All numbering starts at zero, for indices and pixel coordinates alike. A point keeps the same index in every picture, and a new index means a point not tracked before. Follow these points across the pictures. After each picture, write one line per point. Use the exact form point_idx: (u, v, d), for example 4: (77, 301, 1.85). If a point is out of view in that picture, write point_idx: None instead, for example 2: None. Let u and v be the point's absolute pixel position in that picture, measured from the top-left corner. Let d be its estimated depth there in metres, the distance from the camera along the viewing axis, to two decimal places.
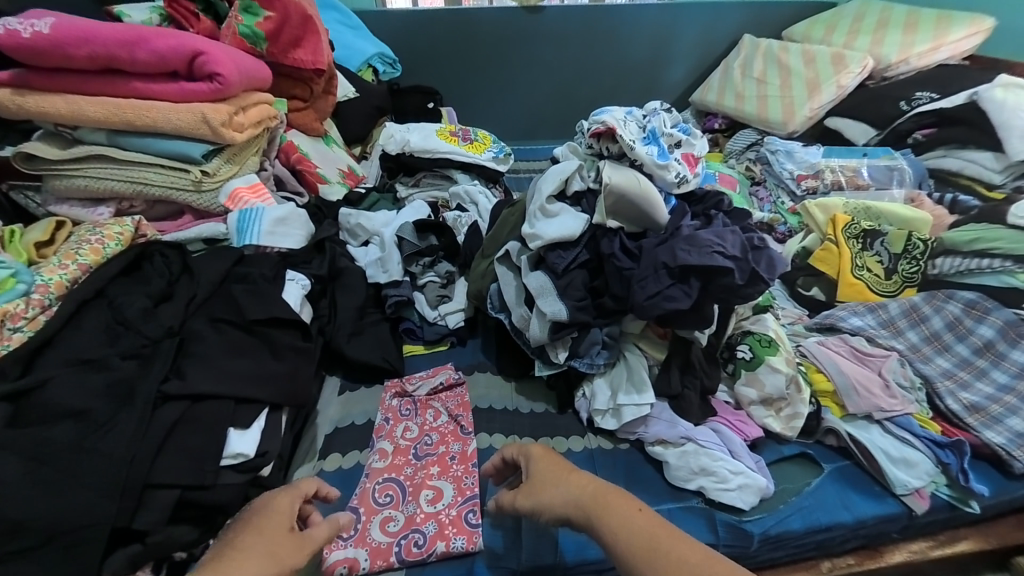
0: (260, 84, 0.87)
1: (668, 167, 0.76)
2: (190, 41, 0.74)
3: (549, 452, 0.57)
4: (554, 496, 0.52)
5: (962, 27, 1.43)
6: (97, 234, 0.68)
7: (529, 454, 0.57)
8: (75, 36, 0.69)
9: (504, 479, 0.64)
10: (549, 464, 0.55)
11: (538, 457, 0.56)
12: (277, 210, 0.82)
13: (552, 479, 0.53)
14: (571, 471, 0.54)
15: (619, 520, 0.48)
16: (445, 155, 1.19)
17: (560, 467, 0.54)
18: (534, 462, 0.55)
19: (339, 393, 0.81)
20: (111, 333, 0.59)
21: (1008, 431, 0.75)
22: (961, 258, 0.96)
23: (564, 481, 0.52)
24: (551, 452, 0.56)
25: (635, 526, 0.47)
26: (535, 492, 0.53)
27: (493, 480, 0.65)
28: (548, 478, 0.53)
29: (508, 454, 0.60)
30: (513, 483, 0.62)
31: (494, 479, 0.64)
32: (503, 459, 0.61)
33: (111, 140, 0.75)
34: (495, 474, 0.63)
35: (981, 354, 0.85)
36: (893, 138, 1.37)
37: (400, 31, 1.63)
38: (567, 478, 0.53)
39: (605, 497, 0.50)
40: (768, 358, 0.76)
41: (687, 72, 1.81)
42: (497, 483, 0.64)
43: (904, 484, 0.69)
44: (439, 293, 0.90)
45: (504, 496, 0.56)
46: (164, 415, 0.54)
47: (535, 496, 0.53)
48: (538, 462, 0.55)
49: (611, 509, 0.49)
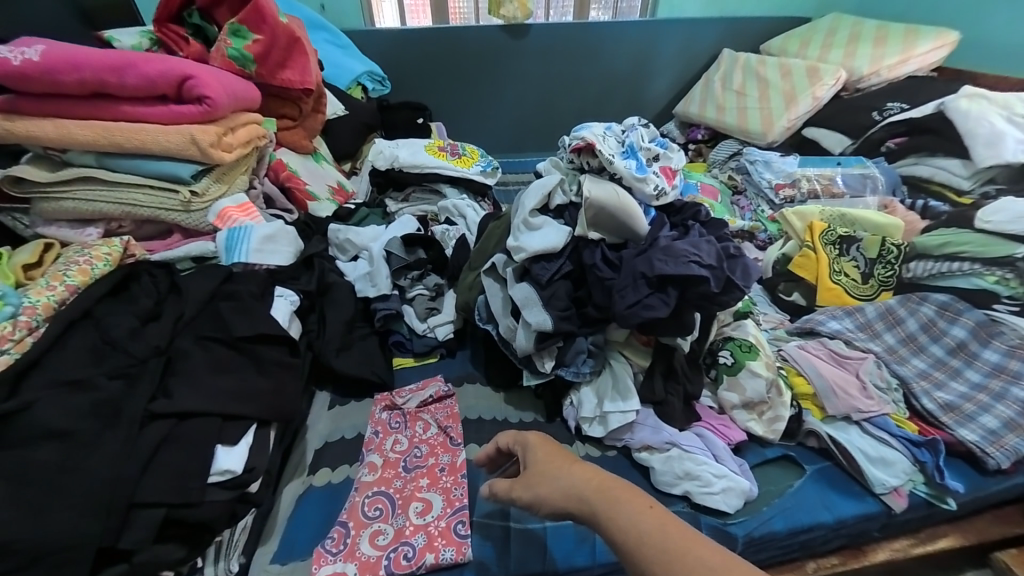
0: (248, 104, 0.88)
1: (646, 180, 0.79)
2: (179, 65, 0.76)
3: (547, 443, 0.57)
4: (552, 485, 0.51)
5: (929, 40, 1.49)
6: (85, 255, 0.68)
7: (526, 443, 0.58)
8: (63, 62, 0.70)
9: (498, 467, 0.65)
10: (544, 453, 0.55)
11: (536, 445, 0.57)
12: (265, 228, 0.82)
13: (554, 471, 0.52)
14: (571, 461, 0.53)
15: (620, 514, 0.46)
16: (433, 170, 1.22)
17: (562, 458, 0.54)
18: (532, 449, 0.57)
19: (328, 408, 0.81)
20: (98, 353, 0.59)
21: (981, 428, 0.77)
22: (933, 261, 1.00)
23: (566, 473, 0.52)
24: (550, 443, 0.57)
25: (636, 507, 0.46)
26: (535, 478, 0.53)
27: (488, 470, 0.66)
28: (549, 470, 0.53)
29: (502, 443, 0.61)
30: (508, 472, 0.63)
31: (488, 469, 0.65)
32: (496, 449, 0.62)
33: (99, 162, 0.76)
34: (490, 463, 0.65)
35: (955, 354, 0.87)
36: (868, 147, 1.42)
37: (390, 49, 1.67)
38: (570, 469, 0.52)
39: (610, 492, 0.48)
40: (748, 363, 0.78)
41: (670, 86, 1.87)
42: (491, 473, 0.66)
43: (882, 482, 0.71)
44: (428, 305, 0.91)
45: (500, 484, 0.56)
46: (150, 433, 0.54)
47: (536, 484, 0.52)
48: (536, 451, 0.56)
49: (615, 503, 0.47)
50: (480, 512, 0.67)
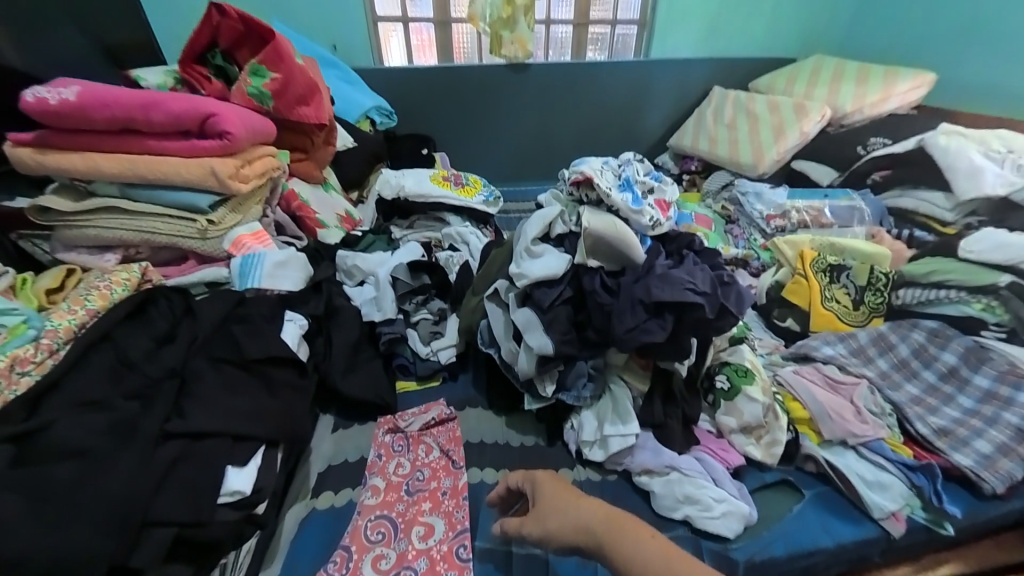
0: (264, 138, 0.93)
1: (642, 212, 0.84)
2: (203, 103, 0.80)
3: (555, 479, 0.59)
4: (561, 518, 0.53)
5: (907, 79, 1.57)
6: (104, 281, 0.71)
7: (534, 480, 0.60)
8: (96, 101, 0.74)
9: (508, 507, 0.66)
10: (550, 488, 0.57)
11: (544, 480, 0.59)
12: (277, 254, 0.86)
13: (562, 507, 0.54)
14: (577, 495, 0.55)
15: (625, 543, 0.49)
16: (437, 200, 1.27)
17: (569, 493, 0.56)
18: (540, 485, 0.58)
19: (332, 430, 0.83)
20: (116, 374, 0.61)
21: (975, 453, 0.78)
22: (921, 289, 1.02)
23: (573, 505, 0.54)
24: (557, 478, 0.59)
25: (642, 537, 0.49)
26: (543, 512, 0.55)
27: (500, 509, 0.67)
28: (558, 504, 0.55)
29: (513, 482, 0.62)
30: (518, 510, 0.64)
31: (500, 508, 0.67)
32: (507, 488, 0.64)
33: (122, 192, 0.80)
34: (501, 503, 0.66)
35: (947, 379, 0.90)
36: (854, 179, 1.49)
37: (396, 85, 1.75)
38: (578, 503, 0.54)
39: (619, 524, 0.51)
40: (745, 387, 0.80)
41: (663, 120, 1.97)
42: (503, 512, 0.67)
43: (881, 507, 0.72)
44: (432, 329, 0.95)
45: (511, 522, 0.57)
46: (165, 452, 0.55)
47: (547, 519, 0.54)
48: (544, 487, 0.57)
49: (620, 530, 0.50)
50: (484, 539, 0.67)
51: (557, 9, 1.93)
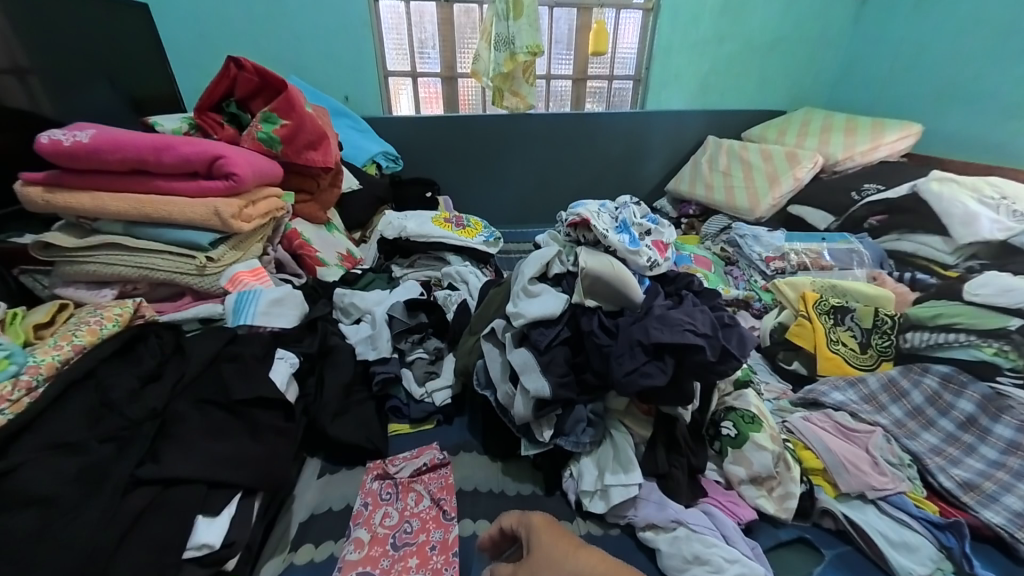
0: (269, 180, 0.97)
1: (640, 253, 0.84)
2: (212, 147, 0.83)
3: (551, 526, 0.54)
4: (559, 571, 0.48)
5: (895, 130, 1.63)
6: (97, 316, 0.69)
7: (530, 525, 0.55)
8: (109, 144, 0.77)
9: (501, 553, 0.61)
10: (546, 538, 0.53)
11: (537, 528, 0.54)
12: (274, 292, 0.85)
13: (556, 555, 0.49)
14: (576, 546, 0.51)
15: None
16: (439, 240, 1.29)
17: (564, 541, 0.52)
18: (537, 533, 0.53)
19: (318, 476, 0.79)
20: (94, 415, 0.58)
21: (1006, 510, 0.72)
22: (929, 332, 0.99)
23: (572, 558, 0.49)
24: (554, 526, 0.55)
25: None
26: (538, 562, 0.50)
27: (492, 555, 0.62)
28: (554, 555, 0.50)
29: (506, 524, 0.58)
30: (511, 556, 0.59)
31: (491, 553, 0.61)
32: (500, 531, 0.59)
33: (127, 230, 0.81)
34: (493, 547, 0.60)
35: (966, 429, 0.85)
36: (850, 224, 1.51)
37: (404, 133, 1.83)
38: (576, 555, 0.49)
39: None
40: (753, 435, 0.76)
41: (660, 167, 2.04)
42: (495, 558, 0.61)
43: (908, 570, 0.65)
44: (427, 369, 0.93)
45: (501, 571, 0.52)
46: (134, 501, 0.52)
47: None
48: (540, 534, 0.53)
49: None
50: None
51: (558, 66, 2.07)
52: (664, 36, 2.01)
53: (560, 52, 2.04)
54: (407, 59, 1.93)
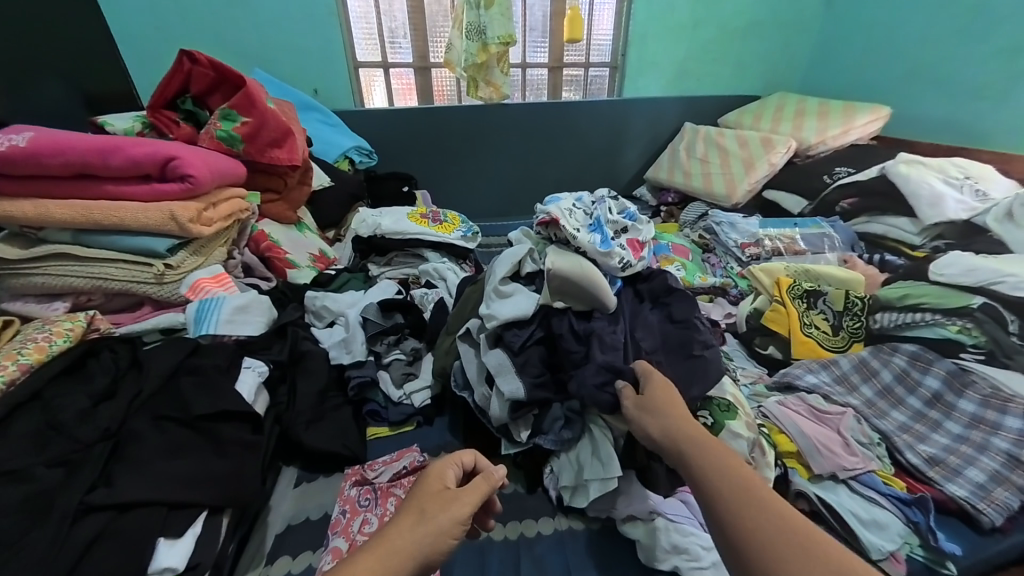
0: (230, 180, 0.93)
1: (611, 254, 0.82)
2: (164, 147, 0.79)
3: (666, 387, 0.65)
4: (667, 423, 0.59)
5: (866, 114, 1.65)
6: (44, 332, 0.65)
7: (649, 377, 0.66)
8: (48, 147, 0.71)
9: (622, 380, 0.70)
10: (665, 391, 0.63)
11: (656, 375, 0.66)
12: (238, 299, 0.81)
13: (664, 410, 0.60)
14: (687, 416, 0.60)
15: (741, 488, 0.48)
16: (415, 237, 1.26)
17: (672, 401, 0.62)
18: (653, 383, 0.65)
19: (294, 486, 0.77)
20: (40, 439, 0.54)
21: (969, 483, 0.75)
22: (897, 312, 1.02)
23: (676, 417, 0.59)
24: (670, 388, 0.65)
25: (757, 501, 0.47)
26: (655, 403, 0.62)
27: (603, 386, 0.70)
28: (661, 407, 0.61)
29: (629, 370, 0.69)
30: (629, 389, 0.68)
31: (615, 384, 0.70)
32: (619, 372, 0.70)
33: (75, 238, 0.77)
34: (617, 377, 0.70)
35: (933, 406, 0.88)
36: (824, 207, 1.52)
37: (378, 127, 1.78)
38: (681, 417, 0.59)
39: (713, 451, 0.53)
40: (729, 423, 0.76)
41: (639, 155, 2.04)
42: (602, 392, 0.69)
43: (878, 548, 0.68)
44: (405, 371, 0.92)
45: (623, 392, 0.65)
46: (83, 530, 0.49)
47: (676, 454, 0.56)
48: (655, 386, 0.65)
49: (715, 460, 0.52)
50: (460, 562, 0.68)
51: (533, 54, 2.03)
52: (639, 25, 1.96)
53: (535, 39, 2.00)
54: (377, 49, 1.86)
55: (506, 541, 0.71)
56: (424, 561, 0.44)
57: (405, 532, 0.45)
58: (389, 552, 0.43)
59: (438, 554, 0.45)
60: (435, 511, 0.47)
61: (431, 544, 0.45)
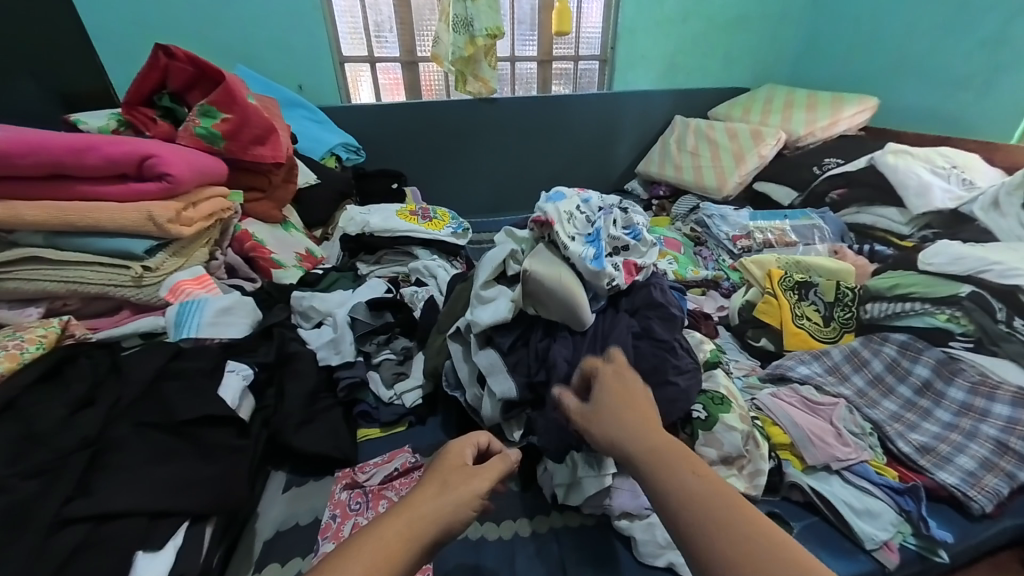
0: (212, 178, 0.91)
1: (600, 274, 0.76)
2: (142, 146, 0.76)
3: (618, 381, 0.56)
4: (619, 425, 0.49)
5: (853, 105, 1.66)
6: (15, 339, 0.62)
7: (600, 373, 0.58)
8: (14, 146, 0.67)
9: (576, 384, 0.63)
10: (617, 388, 0.55)
11: (611, 375, 0.56)
12: (221, 300, 0.79)
13: (617, 408, 0.52)
14: (643, 412, 0.51)
15: (711, 503, 0.40)
16: (405, 234, 1.24)
17: (625, 397, 0.53)
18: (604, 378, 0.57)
19: (284, 491, 0.75)
20: (14, 449, 0.52)
21: (960, 470, 0.76)
22: (887, 302, 1.02)
23: (630, 415, 0.50)
24: (626, 380, 0.56)
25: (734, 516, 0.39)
26: (610, 403, 0.53)
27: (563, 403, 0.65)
28: (614, 407, 0.52)
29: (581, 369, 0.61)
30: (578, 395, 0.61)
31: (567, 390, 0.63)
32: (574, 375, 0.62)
33: (49, 241, 0.73)
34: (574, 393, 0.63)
35: (922, 394, 0.89)
36: (813, 199, 1.53)
37: (364, 122, 1.74)
38: (635, 414, 0.50)
39: (674, 454, 0.45)
40: (722, 416, 0.76)
41: (630, 149, 2.03)
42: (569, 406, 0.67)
43: (871, 537, 0.69)
44: (395, 371, 0.91)
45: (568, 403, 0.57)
46: (61, 542, 0.46)
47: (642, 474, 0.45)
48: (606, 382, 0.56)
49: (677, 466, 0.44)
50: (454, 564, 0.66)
51: (522, 48, 2.01)
52: (629, 17, 1.94)
53: (524, 33, 1.98)
54: (363, 43, 1.82)
55: (500, 540, 0.70)
56: (446, 528, 0.44)
57: (430, 499, 0.45)
58: (414, 517, 0.43)
59: (460, 522, 0.45)
60: (458, 482, 0.48)
61: (453, 510, 0.45)
